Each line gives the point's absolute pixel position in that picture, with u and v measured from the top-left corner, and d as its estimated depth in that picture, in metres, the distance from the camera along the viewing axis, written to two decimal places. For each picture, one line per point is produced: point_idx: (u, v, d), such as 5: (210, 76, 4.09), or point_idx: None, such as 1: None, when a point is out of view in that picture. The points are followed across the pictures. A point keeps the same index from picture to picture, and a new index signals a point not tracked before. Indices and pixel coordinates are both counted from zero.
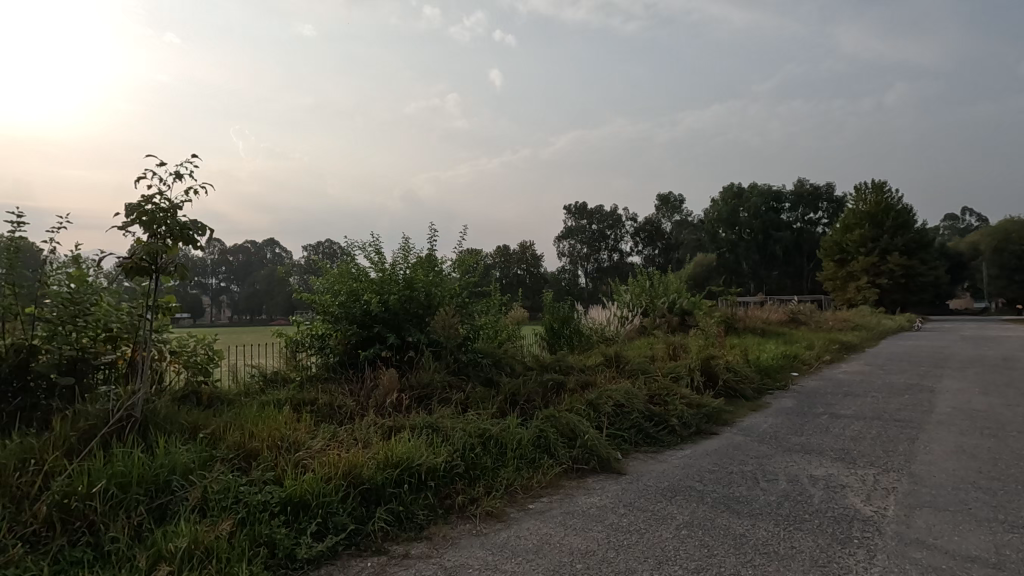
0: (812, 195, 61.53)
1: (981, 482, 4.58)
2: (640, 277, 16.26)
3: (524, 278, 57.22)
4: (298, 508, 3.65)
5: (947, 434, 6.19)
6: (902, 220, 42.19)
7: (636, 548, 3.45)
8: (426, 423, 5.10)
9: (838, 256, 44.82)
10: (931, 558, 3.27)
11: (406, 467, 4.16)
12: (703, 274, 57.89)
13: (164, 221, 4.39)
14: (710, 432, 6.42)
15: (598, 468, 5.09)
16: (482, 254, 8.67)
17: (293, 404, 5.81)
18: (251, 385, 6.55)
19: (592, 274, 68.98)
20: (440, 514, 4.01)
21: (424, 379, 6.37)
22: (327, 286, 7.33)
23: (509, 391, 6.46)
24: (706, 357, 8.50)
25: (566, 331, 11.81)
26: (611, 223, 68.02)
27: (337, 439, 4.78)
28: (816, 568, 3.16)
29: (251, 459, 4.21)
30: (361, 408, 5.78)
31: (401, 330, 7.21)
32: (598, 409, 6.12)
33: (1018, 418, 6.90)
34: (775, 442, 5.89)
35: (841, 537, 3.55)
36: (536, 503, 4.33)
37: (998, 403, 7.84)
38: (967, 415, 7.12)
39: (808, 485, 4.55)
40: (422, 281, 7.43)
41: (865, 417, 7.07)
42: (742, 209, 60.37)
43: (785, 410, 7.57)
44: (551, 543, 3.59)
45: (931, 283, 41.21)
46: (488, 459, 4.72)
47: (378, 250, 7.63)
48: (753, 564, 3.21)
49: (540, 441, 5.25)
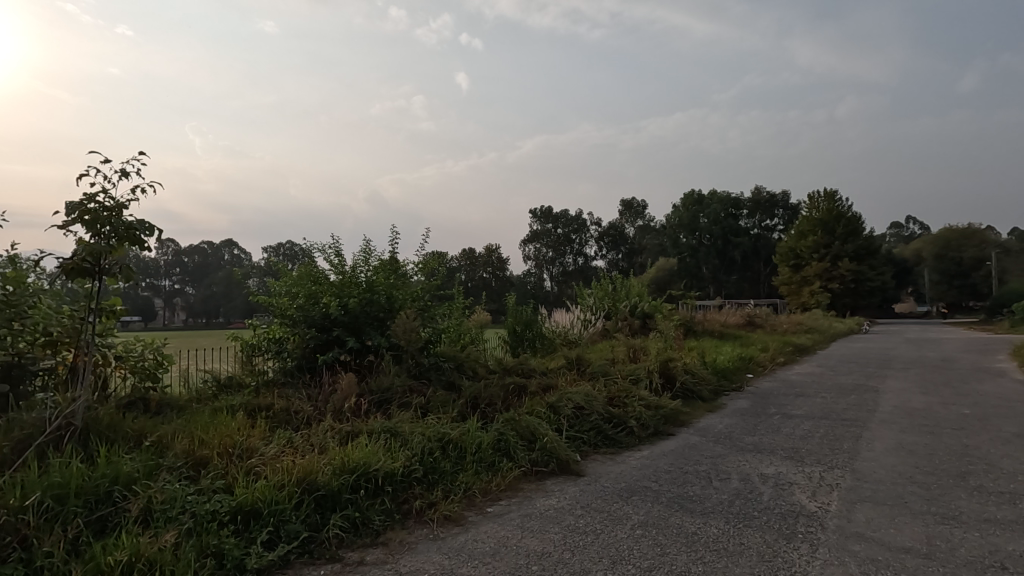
0: (768, 202, 63.64)
1: (919, 477, 4.82)
2: (603, 281, 16.46)
3: (489, 283, 57.28)
4: (249, 517, 3.56)
5: (889, 431, 6.50)
6: (852, 228, 44.09)
7: (591, 548, 3.50)
8: (384, 428, 5.06)
9: (793, 261, 46.45)
10: (868, 549, 3.43)
11: (363, 473, 4.11)
12: (665, 278, 59.02)
13: (108, 221, 4.22)
14: (667, 433, 6.57)
15: (557, 470, 5.13)
16: (446, 257, 8.62)
17: (247, 410, 5.64)
18: (203, 391, 6.39)
19: (558, 278, 69.40)
20: (397, 519, 3.96)
21: (384, 384, 6.29)
22: (285, 288, 7.16)
23: (470, 395, 6.46)
24: (665, 360, 8.72)
25: (529, 335, 11.88)
26: (576, 228, 68.79)
27: (293, 445, 4.68)
28: (763, 563, 3.27)
29: (201, 467, 4.08)
30: (318, 413, 5.67)
31: (361, 333, 7.11)
32: (558, 412, 6.20)
33: (954, 416, 7.29)
34: (730, 442, 6.07)
35: (785, 532, 3.69)
36: (494, 506, 4.34)
37: (937, 402, 8.27)
38: (908, 414, 7.48)
39: (758, 483, 4.70)
40: (383, 284, 7.35)
41: (815, 417, 7.36)
42: (703, 215, 61.97)
43: (740, 410, 7.81)
44: (508, 545, 3.61)
45: (879, 287, 43.14)
46: (447, 464, 4.70)
47: (339, 253, 7.54)
48: (703, 561, 3.30)
49: (499, 444, 5.26)
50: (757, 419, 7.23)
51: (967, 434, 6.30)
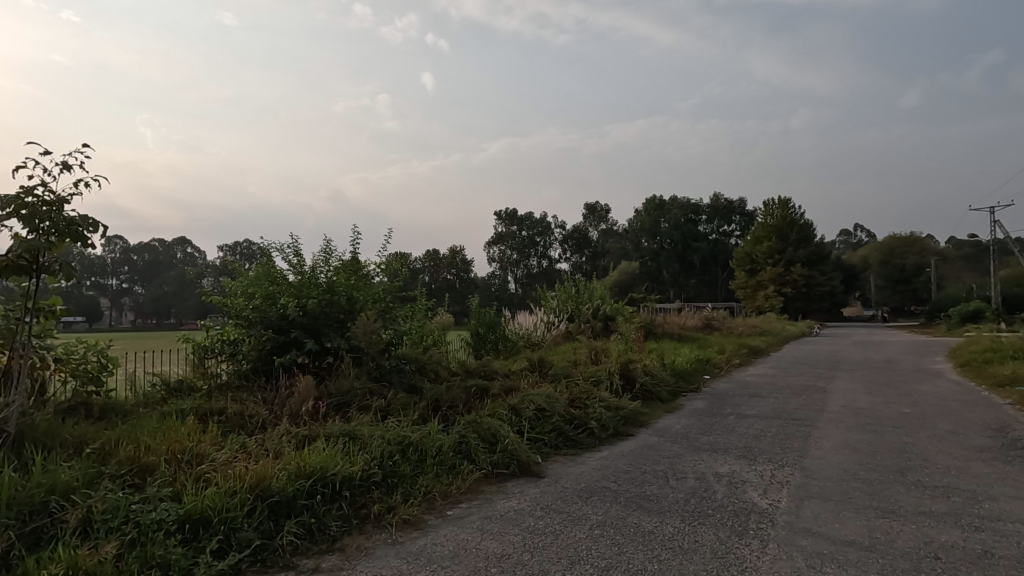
0: (727, 208, 65.51)
1: (862, 473, 5.05)
2: (566, 283, 16.61)
3: (453, 284, 56.96)
4: (198, 525, 3.43)
5: (836, 430, 6.78)
6: (805, 234, 45.83)
7: (550, 549, 3.52)
8: (343, 431, 4.96)
9: (749, 266, 47.97)
10: (815, 544, 3.57)
11: (320, 478, 4.03)
12: (627, 281, 59.95)
13: (47, 215, 4.01)
14: (626, 433, 6.69)
15: (518, 472, 5.15)
16: (409, 258, 8.52)
17: (198, 415, 5.44)
18: (152, 396, 6.14)
19: (522, 280, 69.62)
20: (355, 525, 3.89)
21: (344, 386, 6.17)
22: (241, 289, 6.94)
23: (432, 397, 6.41)
24: (626, 362, 8.86)
25: (492, 336, 11.85)
26: (540, 230, 69.20)
27: (247, 450, 4.54)
28: (715, 560, 3.36)
29: (147, 475, 3.91)
30: (274, 417, 5.52)
31: (320, 334, 6.95)
32: (520, 414, 6.22)
33: (895, 415, 7.67)
34: (687, 442, 6.21)
35: (738, 529, 3.80)
36: (454, 509, 4.31)
37: (880, 402, 8.67)
38: (853, 413, 7.82)
39: (713, 482, 4.83)
40: (344, 285, 7.20)
41: (768, 417, 7.61)
42: (664, 220, 63.33)
43: (697, 411, 8.00)
44: (468, 548, 3.59)
45: (829, 292, 45.00)
46: (406, 467, 4.65)
47: (298, 253, 7.36)
48: (659, 560, 3.36)
49: (460, 447, 5.24)
50: (713, 420, 7.43)
51: (907, 432, 6.63)
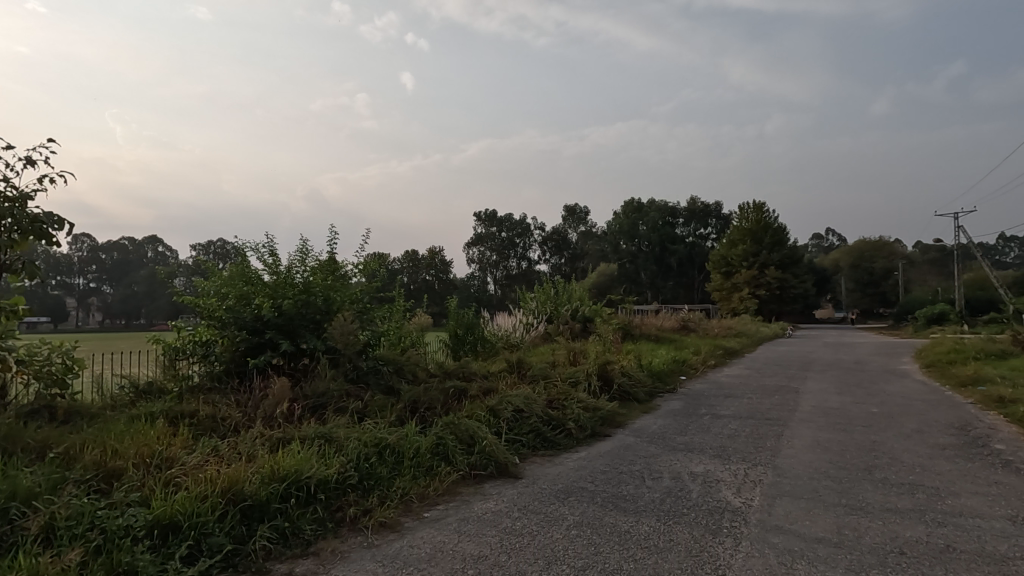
0: (704, 211, 66.46)
1: (832, 472, 5.17)
2: (545, 285, 16.68)
3: (432, 286, 56.70)
4: (167, 531, 3.35)
5: (807, 429, 6.93)
6: (778, 238, 46.78)
7: (527, 550, 3.53)
8: (318, 433, 4.90)
9: (724, 269, 48.78)
10: (787, 541, 3.64)
11: (294, 481, 3.97)
12: (606, 283, 60.43)
13: (9, 212, 3.89)
14: (604, 434, 6.74)
15: (496, 473, 5.14)
16: (388, 258, 8.45)
17: (168, 418, 5.32)
18: (120, 398, 5.99)
19: (501, 282, 69.61)
20: (330, 528, 3.83)
21: (320, 388, 6.09)
22: (214, 289, 6.79)
23: (410, 399, 6.38)
24: (603, 364, 8.93)
25: (470, 338, 11.82)
26: (520, 232, 69.32)
27: (219, 453, 4.46)
28: (690, 558, 3.40)
29: (114, 480, 3.80)
30: (247, 420, 5.43)
31: (295, 335, 6.84)
32: (498, 415, 6.22)
33: (864, 414, 7.88)
34: (663, 442, 6.29)
35: (712, 528, 3.86)
36: (431, 511, 4.28)
37: (849, 402, 8.90)
38: (823, 412, 8.01)
39: (688, 481, 4.90)
40: (320, 285, 7.10)
41: (742, 417, 7.75)
42: (642, 223, 64.03)
43: (673, 411, 8.10)
44: (444, 550, 3.57)
45: (801, 294, 45.99)
46: (383, 469, 4.61)
47: (273, 252, 7.24)
48: (635, 559, 3.39)
49: (438, 448, 5.21)
50: (689, 420, 7.53)
51: (875, 431, 6.82)
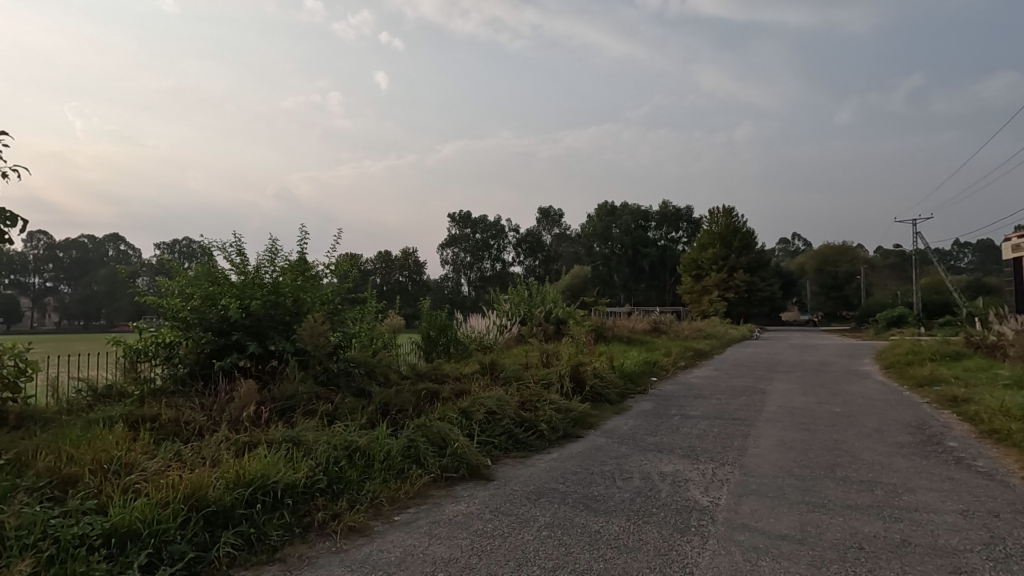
0: (675, 215, 67.52)
1: (796, 470, 5.30)
2: (519, 286, 16.72)
3: (405, 287, 56.23)
4: (125, 539, 3.23)
5: (773, 429, 7.10)
6: (747, 242, 47.85)
7: (497, 553, 3.52)
8: (286, 437, 4.80)
9: (694, 272, 49.67)
10: (752, 539, 3.73)
11: (260, 486, 3.88)
12: (579, 285, 60.86)
13: None
14: (575, 435, 6.79)
15: (467, 475, 5.13)
16: (360, 259, 8.34)
17: (128, 422, 5.14)
18: (76, 402, 5.77)
19: (475, 283, 69.43)
20: (297, 533, 3.75)
21: (288, 391, 5.97)
22: (178, 289, 6.60)
23: (381, 401, 6.32)
24: (576, 365, 9.00)
25: (443, 339, 11.75)
26: (494, 234, 69.28)
27: (182, 458, 4.33)
28: (658, 557, 3.45)
29: (68, 487, 3.66)
30: (212, 424, 5.29)
31: (263, 337, 6.70)
32: (470, 417, 6.21)
33: (826, 414, 8.12)
34: (633, 443, 6.37)
35: (680, 527, 3.92)
36: (402, 515, 4.24)
37: (813, 402, 9.16)
38: (788, 412, 8.22)
39: (658, 481, 4.97)
40: (290, 286, 6.96)
41: (710, 417, 7.90)
42: (615, 226, 64.74)
43: (644, 412, 8.20)
44: (414, 554, 3.54)
45: (768, 297, 47.14)
46: (353, 473, 4.54)
47: (241, 252, 7.08)
48: (604, 559, 3.42)
49: (409, 451, 5.16)
50: (659, 420, 7.63)
51: (836, 430, 7.03)
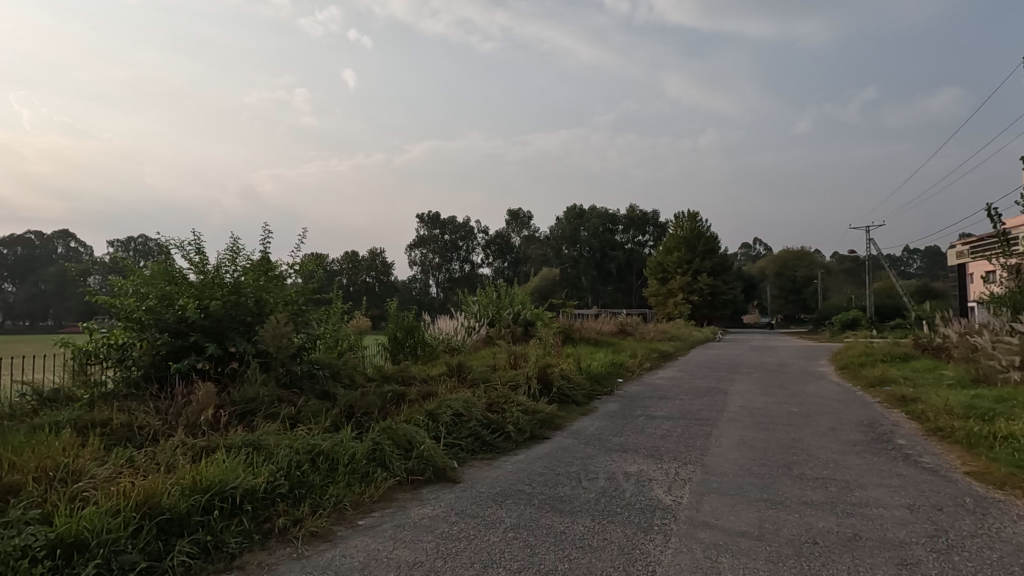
0: (642, 219, 68.56)
1: (756, 469, 5.45)
2: (488, 288, 16.70)
3: (371, 287, 55.53)
4: (71, 550, 3.09)
5: (734, 429, 7.29)
6: (711, 246, 48.99)
7: (463, 555, 3.50)
8: (245, 441, 4.67)
9: (660, 275, 50.60)
10: (712, 536, 3.81)
11: (218, 492, 3.77)
12: (547, 287, 61.19)
13: None
14: (542, 436, 6.82)
15: (433, 478, 5.09)
16: (326, 258, 8.19)
17: (76, 428, 4.91)
18: (19, 407, 5.48)
19: (443, 285, 69.05)
20: (256, 540, 3.65)
21: (248, 394, 5.81)
22: (132, 288, 6.33)
23: (346, 404, 6.21)
24: (543, 367, 9.05)
25: (410, 341, 11.64)
26: (463, 235, 69.01)
27: (134, 465, 4.16)
28: (622, 556, 3.49)
29: (10, 497, 3.48)
30: (167, 428, 5.11)
31: (223, 339, 6.51)
32: (436, 419, 6.16)
33: (785, 414, 8.39)
34: (599, 444, 6.43)
35: (643, 526, 3.98)
36: (366, 519, 4.18)
37: (772, 402, 9.44)
38: (749, 413, 8.45)
39: (623, 481, 5.03)
40: (252, 286, 6.76)
41: (674, 417, 8.05)
42: (583, 228, 65.43)
43: (610, 413, 8.31)
44: (378, 558, 3.49)
45: (730, 300, 48.40)
46: (316, 477, 4.45)
47: (200, 250, 6.85)
48: (569, 559, 3.45)
49: (374, 454, 5.09)
50: (625, 421, 7.73)
51: (794, 429, 7.27)
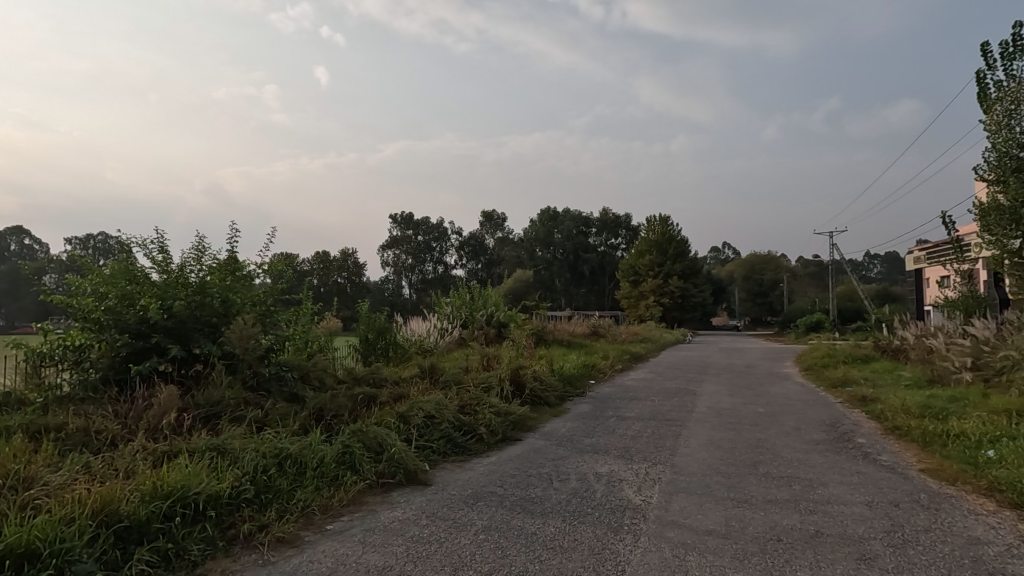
0: (614, 222, 69.28)
1: (723, 468, 5.56)
2: (461, 290, 16.63)
3: (343, 288, 54.76)
4: (21, 561, 2.95)
5: (703, 429, 7.42)
6: (682, 249, 49.80)
7: (433, 558, 3.47)
8: (210, 446, 4.55)
9: (632, 278, 51.23)
10: (680, 535, 3.88)
11: (180, 498, 3.66)
12: (521, 289, 61.29)
13: None
14: (514, 438, 6.82)
15: (404, 481, 5.04)
16: (295, 258, 8.02)
17: (28, 433, 4.70)
18: None
19: (417, 286, 68.51)
20: (220, 547, 3.55)
21: (213, 397, 5.65)
22: (91, 287, 6.09)
23: (315, 406, 6.11)
24: (516, 368, 9.05)
25: (382, 343, 11.51)
26: (437, 236, 68.62)
27: (91, 471, 4.01)
28: (592, 557, 3.52)
29: None
30: (127, 433, 4.94)
31: (187, 340, 6.32)
32: (408, 421, 6.10)
33: (751, 414, 8.58)
34: (571, 445, 6.47)
35: (613, 526, 4.02)
36: (335, 523, 4.11)
37: (739, 403, 9.66)
38: (717, 413, 8.62)
39: (594, 482, 5.08)
40: (218, 286, 6.59)
41: (644, 418, 8.14)
42: (557, 231, 65.86)
43: (581, 414, 8.36)
44: (347, 563, 3.44)
45: (700, 303, 49.31)
46: (283, 481, 4.36)
47: (164, 249, 6.64)
48: (540, 560, 3.46)
49: (344, 457, 5.01)
50: (596, 422, 7.80)
51: (760, 429, 7.43)
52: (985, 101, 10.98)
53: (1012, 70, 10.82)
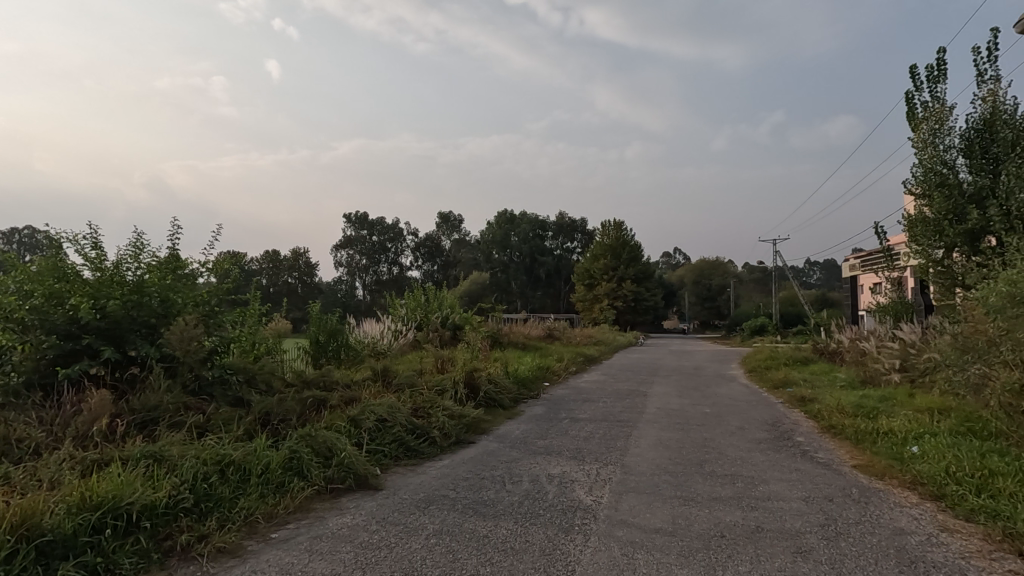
0: (570, 226, 70.19)
1: (672, 467, 5.71)
2: (415, 291, 16.46)
3: (293, 288, 53.18)
4: None
5: (652, 430, 7.60)
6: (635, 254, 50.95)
7: (382, 564, 3.41)
8: (145, 453, 4.32)
9: (586, 281, 52.01)
10: (629, 533, 3.95)
11: (112, 508, 3.46)
12: (477, 291, 61.16)
13: None
14: (468, 441, 6.80)
15: (354, 486, 4.93)
16: (242, 257, 7.74)
17: None
18: None
19: (371, 287, 67.28)
20: (155, 559, 3.38)
21: (150, 402, 5.37)
22: (13, 285, 5.67)
23: (261, 410, 5.91)
24: (470, 371, 9.01)
25: (333, 344, 11.23)
26: (392, 237, 67.67)
27: (11, 483, 3.74)
28: (543, 557, 3.54)
29: None
30: (52, 441, 4.63)
31: (122, 342, 5.99)
32: (359, 425, 5.98)
33: (699, 415, 8.86)
34: (524, 447, 6.49)
35: (564, 527, 4.06)
36: (280, 531, 3.98)
37: (688, 403, 9.95)
38: (667, 414, 8.84)
39: (546, 483, 5.12)
40: (157, 285, 6.29)
41: (597, 420, 8.27)
42: (513, 234, 66.16)
43: (535, 417, 8.41)
44: (292, 571, 3.34)
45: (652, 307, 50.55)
46: (226, 489, 4.20)
47: (98, 245, 6.28)
48: (491, 563, 3.45)
49: (291, 463, 4.86)
50: (549, 424, 7.86)
51: (706, 429, 7.68)
52: (914, 120, 11.74)
53: (937, 92, 11.63)
